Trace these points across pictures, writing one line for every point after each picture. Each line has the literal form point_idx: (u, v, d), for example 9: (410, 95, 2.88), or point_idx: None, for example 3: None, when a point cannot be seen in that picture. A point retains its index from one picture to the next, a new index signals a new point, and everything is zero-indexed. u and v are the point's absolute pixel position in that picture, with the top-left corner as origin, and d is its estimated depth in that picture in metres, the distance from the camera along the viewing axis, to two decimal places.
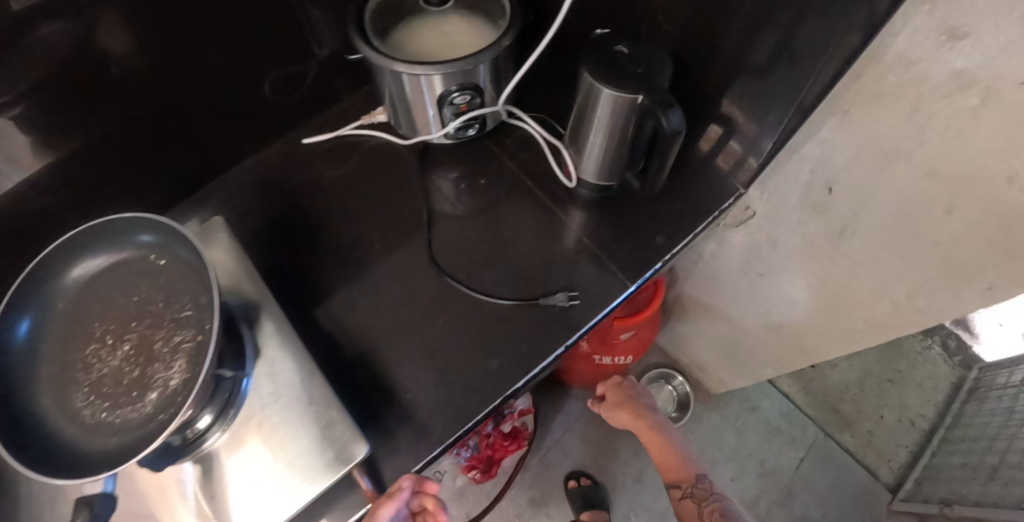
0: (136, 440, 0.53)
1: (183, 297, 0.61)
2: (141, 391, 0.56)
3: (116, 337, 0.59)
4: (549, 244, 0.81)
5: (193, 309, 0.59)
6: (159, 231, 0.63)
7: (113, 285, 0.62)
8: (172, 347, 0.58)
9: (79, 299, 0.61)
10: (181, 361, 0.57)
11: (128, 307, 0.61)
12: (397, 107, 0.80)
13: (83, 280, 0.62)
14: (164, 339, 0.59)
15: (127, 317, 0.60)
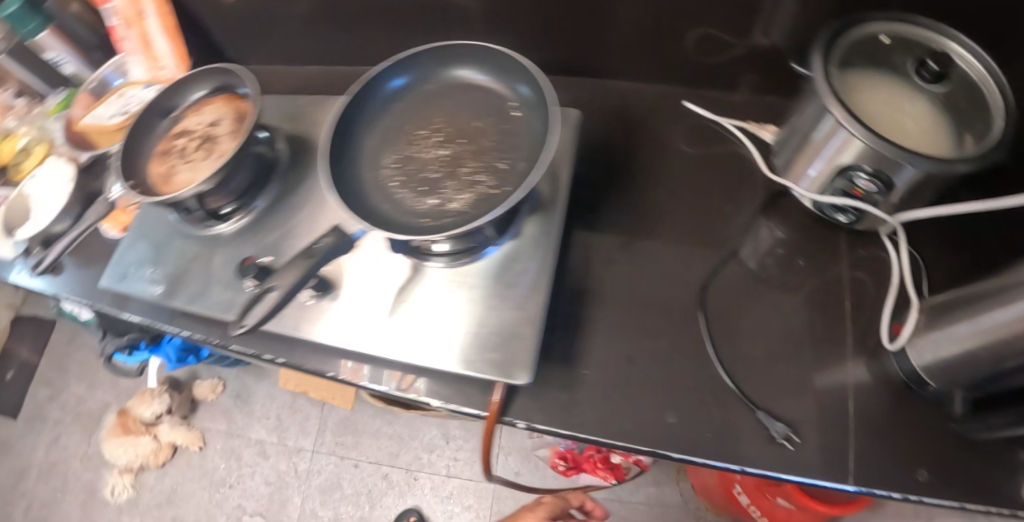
0: (406, 224, 0.57)
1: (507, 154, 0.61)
2: (428, 192, 0.59)
3: (443, 138, 0.63)
4: (795, 365, 0.68)
5: (502, 166, 0.60)
6: (531, 91, 0.61)
7: (463, 103, 0.65)
8: (470, 177, 0.60)
9: (438, 95, 0.65)
10: (470, 194, 0.59)
11: (460, 123, 0.63)
12: (797, 142, 0.72)
13: (438, 85, 0.66)
14: (467, 167, 0.61)
15: (460, 131, 0.63)
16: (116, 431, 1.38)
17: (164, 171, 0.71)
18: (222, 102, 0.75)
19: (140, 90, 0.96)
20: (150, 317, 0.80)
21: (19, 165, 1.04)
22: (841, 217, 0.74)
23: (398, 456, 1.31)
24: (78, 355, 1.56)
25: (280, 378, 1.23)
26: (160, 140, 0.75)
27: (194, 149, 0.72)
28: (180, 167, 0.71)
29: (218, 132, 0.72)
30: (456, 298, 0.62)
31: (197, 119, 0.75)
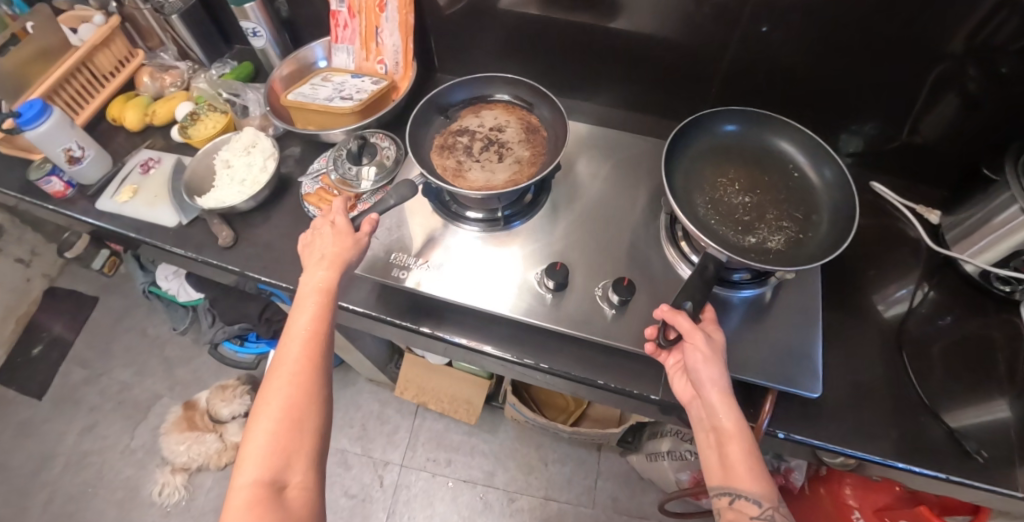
0: (741, 257, 0.68)
1: (798, 207, 0.72)
2: (746, 231, 0.70)
3: (746, 189, 0.74)
4: (966, 398, 0.79)
5: (805, 215, 0.71)
6: (831, 168, 0.73)
7: (756, 162, 0.76)
8: (775, 222, 0.71)
9: (733, 152, 0.77)
10: (780, 234, 0.70)
11: (756, 176, 0.75)
12: (967, 218, 0.85)
13: (731, 144, 0.78)
14: (767, 213, 0.72)
15: (759, 184, 0.74)
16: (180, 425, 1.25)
17: (452, 166, 0.72)
18: (505, 112, 0.78)
19: (348, 78, 0.92)
20: (379, 307, 0.77)
21: (196, 128, 0.96)
22: (999, 287, 0.84)
23: (496, 472, 1.20)
24: (125, 338, 1.40)
25: (397, 384, 1.13)
26: (439, 136, 0.76)
27: (482, 151, 0.74)
28: (471, 166, 0.73)
29: (508, 138, 0.75)
30: (733, 322, 0.72)
31: (477, 123, 0.77)
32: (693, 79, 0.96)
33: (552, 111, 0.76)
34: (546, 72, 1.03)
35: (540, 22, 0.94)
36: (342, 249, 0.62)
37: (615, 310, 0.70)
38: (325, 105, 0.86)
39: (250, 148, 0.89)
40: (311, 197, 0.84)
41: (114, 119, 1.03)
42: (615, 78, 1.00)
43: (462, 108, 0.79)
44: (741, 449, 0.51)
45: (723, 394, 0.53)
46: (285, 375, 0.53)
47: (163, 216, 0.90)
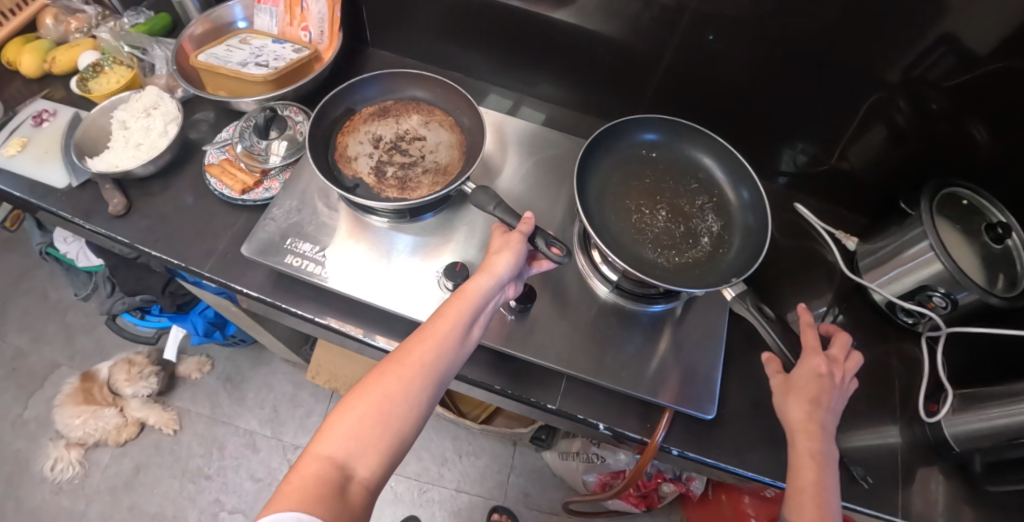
0: (717, 263, 0.69)
1: (686, 179, 0.75)
2: (667, 250, 0.69)
3: (652, 206, 0.72)
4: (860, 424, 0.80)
5: (700, 183, 0.74)
6: (748, 189, 0.72)
7: (631, 172, 0.74)
8: (700, 214, 0.72)
9: (635, 166, 0.74)
10: (712, 216, 0.72)
11: (648, 187, 0.73)
12: (878, 249, 0.86)
13: (615, 163, 0.74)
14: (681, 205, 0.73)
15: (654, 192, 0.73)
16: (76, 398, 1.17)
17: (429, 181, 0.65)
18: (348, 128, 0.68)
19: (267, 43, 0.85)
20: (277, 294, 0.73)
21: (98, 82, 0.88)
22: (903, 318, 0.86)
23: (409, 461, 1.17)
24: (23, 301, 1.30)
25: (308, 369, 1.08)
26: (383, 197, 0.64)
27: (409, 153, 0.67)
28: (428, 160, 0.67)
29: (392, 132, 0.68)
30: (641, 338, 0.70)
31: (365, 155, 0.66)
32: (635, 82, 0.93)
33: (366, 82, 0.70)
34: (487, 57, 0.98)
35: (482, 6, 0.89)
36: (505, 257, 0.57)
37: (516, 316, 0.69)
38: (238, 71, 0.80)
39: (151, 111, 0.79)
40: (212, 168, 0.77)
41: (7, 62, 0.93)
42: (557, 71, 0.96)
43: (338, 169, 0.65)
44: (829, 494, 0.54)
45: (807, 431, 0.56)
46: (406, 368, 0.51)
47: (52, 177, 0.83)
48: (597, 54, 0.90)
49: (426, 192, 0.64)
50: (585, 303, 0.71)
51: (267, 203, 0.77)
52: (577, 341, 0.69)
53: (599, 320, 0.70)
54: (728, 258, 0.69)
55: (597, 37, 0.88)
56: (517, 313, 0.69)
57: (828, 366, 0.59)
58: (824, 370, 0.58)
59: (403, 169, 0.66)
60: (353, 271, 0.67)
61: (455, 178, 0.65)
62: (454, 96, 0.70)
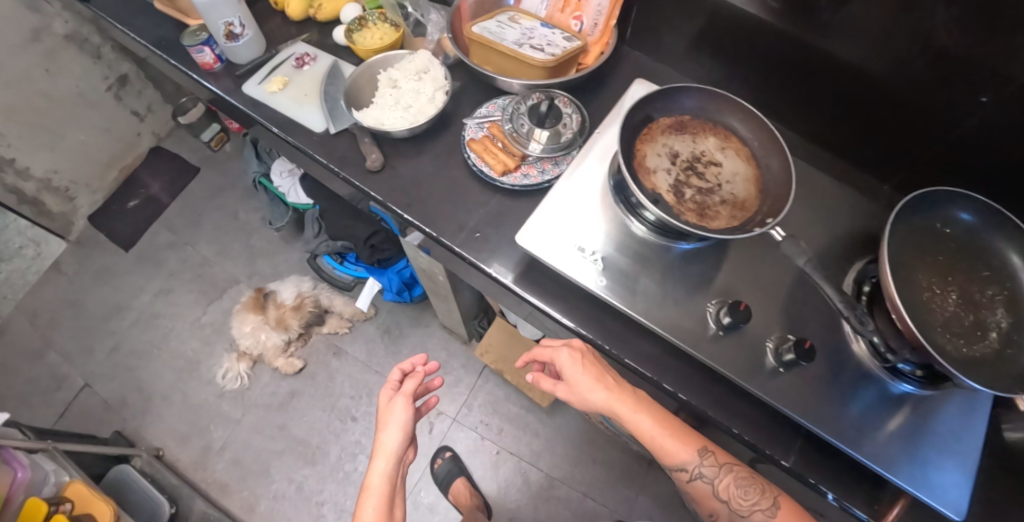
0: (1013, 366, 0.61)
1: (980, 264, 0.67)
2: (956, 336, 0.63)
3: (943, 287, 0.66)
4: None
5: (998, 271, 0.66)
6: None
7: (922, 244, 0.68)
8: (991, 305, 0.65)
9: (926, 238, 0.68)
10: (1003, 310, 0.65)
11: (939, 264, 0.67)
12: None
13: (909, 230, 0.68)
14: (976, 292, 0.66)
15: (944, 271, 0.67)
16: (248, 306, 1.28)
17: (725, 213, 0.63)
18: (649, 136, 0.64)
19: (535, 25, 0.83)
20: (519, 283, 0.72)
21: (363, 36, 0.89)
22: None
23: (541, 454, 1.20)
24: (214, 216, 1.44)
25: (478, 345, 1.12)
26: (682, 220, 0.61)
27: (706, 178, 0.64)
28: (723, 190, 0.64)
29: (690, 151, 0.65)
30: (904, 419, 0.64)
31: (664, 170, 0.63)
32: (893, 131, 0.82)
33: (676, 92, 0.66)
34: (741, 75, 0.92)
35: (748, 21, 0.83)
36: (393, 435, 0.71)
37: (779, 367, 0.66)
38: (516, 51, 0.77)
39: (422, 74, 0.79)
40: (474, 142, 0.77)
41: (274, 1, 0.96)
42: (809, 105, 0.89)
43: (639, 179, 0.62)
44: (666, 438, 0.70)
45: (630, 404, 0.70)
46: (379, 492, 0.67)
47: (311, 119, 0.84)
48: (850, 97, 0.82)
49: (721, 224, 0.62)
50: (842, 370, 0.67)
51: (521, 189, 0.75)
52: (830, 403, 0.65)
53: (856, 385, 0.66)
54: None
55: (852, 77, 0.79)
56: (782, 367, 0.66)
57: (573, 344, 0.74)
58: (575, 375, 0.72)
59: (701, 194, 0.63)
60: (627, 282, 0.67)
61: (754, 217, 0.62)
62: (758, 127, 0.66)
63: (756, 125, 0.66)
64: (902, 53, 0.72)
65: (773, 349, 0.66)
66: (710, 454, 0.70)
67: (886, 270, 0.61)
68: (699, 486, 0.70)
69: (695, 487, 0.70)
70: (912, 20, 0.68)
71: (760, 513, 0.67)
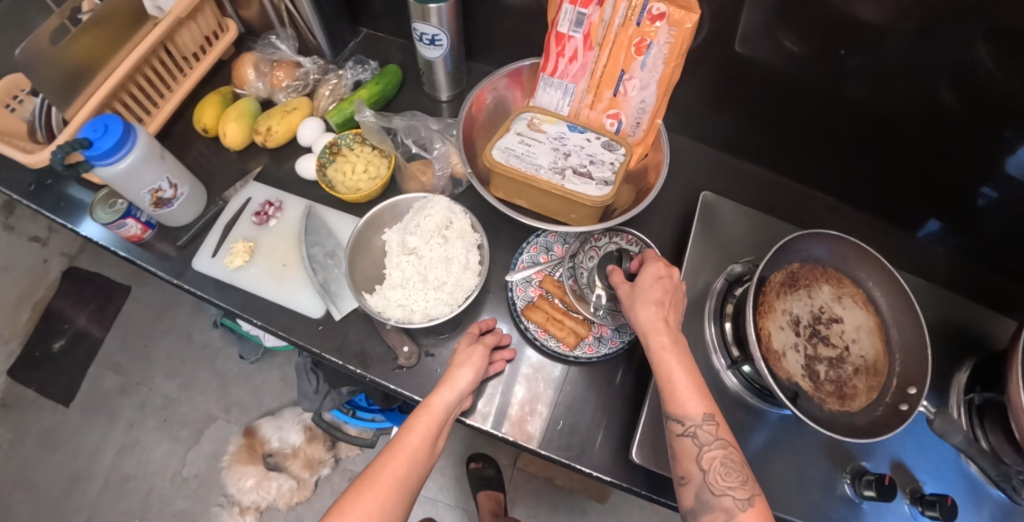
0: None
1: None
2: None
3: None
4: None
5: None
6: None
7: None
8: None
9: None
10: None
11: None
12: None
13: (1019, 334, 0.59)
14: None
15: None
16: (242, 457, 1.11)
17: (865, 385, 0.53)
18: (766, 307, 0.53)
19: (563, 129, 0.66)
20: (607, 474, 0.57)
21: (339, 171, 0.69)
22: None
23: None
24: (166, 342, 1.22)
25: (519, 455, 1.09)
26: (825, 410, 0.51)
27: (834, 342, 0.54)
28: (854, 353, 0.54)
29: (812, 312, 0.54)
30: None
31: (791, 348, 0.53)
32: (930, 192, 0.70)
33: (786, 242, 0.54)
34: (753, 141, 0.75)
35: (754, 80, 0.66)
36: (470, 371, 0.54)
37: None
38: (564, 186, 0.61)
39: (444, 231, 0.63)
40: (530, 309, 0.62)
41: (204, 129, 0.75)
42: (827, 162, 0.73)
43: (769, 369, 0.51)
44: (684, 370, 0.47)
45: (671, 340, 0.49)
46: (433, 417, 0.49)
47: (301, 300, 0.65)
48: (880, 154, 0.68)
49: (866, 404, 0.52)
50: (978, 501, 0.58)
51: (601, 359, 0.61)
52: None
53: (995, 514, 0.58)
54: None
55: (879, 130, 0.65)
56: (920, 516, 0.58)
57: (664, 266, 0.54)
58: (637, 286, 0.53)
59: (835, 367, 0.53)
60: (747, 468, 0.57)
61: (893, 383, 0.53)
62: (872, 262, 0.55)
63: (872, 265, 0.55)
64: (929, 90, 0.57)
65: (910, 500, 0.58)
66: (714, 423, 0.45)
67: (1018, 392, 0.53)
68: (686, 446, 0.45)
69: (679, 446, 0.46)
70: (951, 48, 0.52)
71: (726, 490, 0.43)
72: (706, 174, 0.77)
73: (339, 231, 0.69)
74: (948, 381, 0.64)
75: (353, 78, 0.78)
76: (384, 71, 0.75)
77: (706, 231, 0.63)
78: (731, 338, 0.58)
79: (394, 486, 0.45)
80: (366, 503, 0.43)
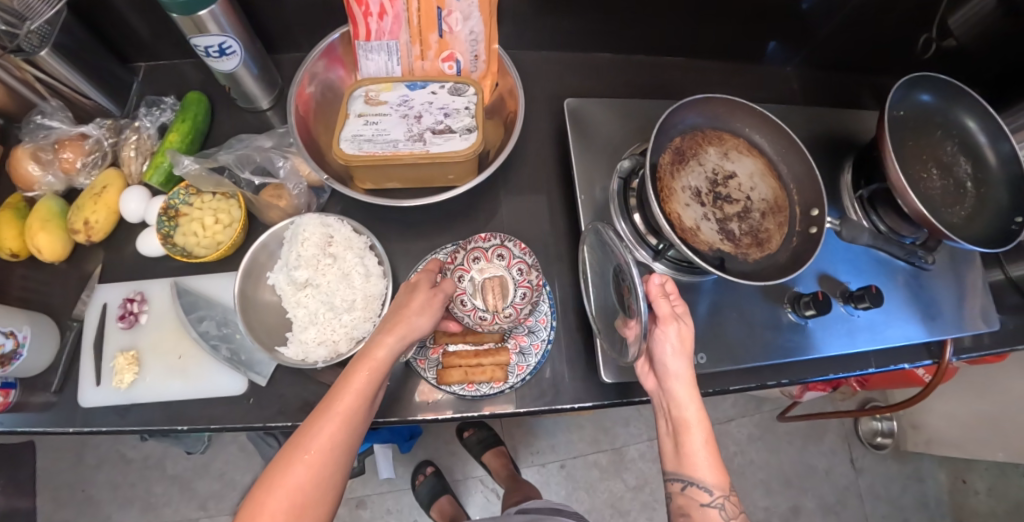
0: (989, 205, 0.69)
1: (934, 133, 0.72)
2: (952, 208, 0.69)
3: (923, 167, 0.71)
4: None
5: (944, 127, 0.72)
6: (974, 117, 0.71)
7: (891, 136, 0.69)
8: (954, 158, 0.71)
9: (893, 130, 0.70)
10: (963, 158, 0.71)
11: (907, 147, 0.71)
12: None
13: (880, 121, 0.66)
14: (941, 153, 0.72)
15: (918, 153, 0.71)
16: None
17: (773, 225, 0.59)
18: (671, 193, 0.56)
19: (403, 91, 0.60)
20: (597, 399, 0.57)
21: (188, 233, 0.60)
22: None
23: (599, 436, 1.08)
24: (104, 475, 1.03)
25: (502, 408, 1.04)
26: (751, 259, 0.57)
27: (735, 197, 0.59)
28: (754, 200, 0.59)
29: (708, 179, 0.59)
30: (938, 287, 0.71)
31: (703, 218, 0.57)
32: (758, 13, 0.72)
33: (664, 124, 0.57)
34: (590, 33, 0.72)
35: None
36: (425, 323, 0.50)
37: (851, 312, 0.66)
38: (426, 152, 0.56)
39: (329, 248, 0.57)
40: (444, 375, 0.55)
41: (10, 254, 0.63)
42: (666, 25, 0.72)
43: (695, 246, 0.55)
44: (701, 442, 0.46)
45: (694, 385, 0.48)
46: (376, 374, 0.46)
47: (218, 382, 0.59)
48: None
49: (780, 240, 0.58)
50: (885, 276, 0.69)
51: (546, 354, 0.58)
52: (887, 313, 0.68)
53: (893, 279, 0.69)
54: (996, 198, 0.70)
55: None
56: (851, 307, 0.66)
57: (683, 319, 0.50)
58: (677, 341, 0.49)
59: (744, 219, 0.58)
60: (706, 338, 0.61)
61: (795, 211, 0.59)
62: (741, 114, 0.61)
63: (740, 115, 0.61)
64: None
65: (843, 301, 0.66)
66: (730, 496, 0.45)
67: (896, 176, 0.61)
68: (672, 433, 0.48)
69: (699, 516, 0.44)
70: None
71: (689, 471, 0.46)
72: (561, 78, 0.74)
73: (222, 295, 0.62)
74: (837, 186, 0.73)
75: (155, 123, 0.67)
76: (183, 103, 0.65)
77: (583, 137, 0.62)
78: (644, 228, 0.58)
79: (331, 457, 0.42)
80: (300, 477, 0.41)
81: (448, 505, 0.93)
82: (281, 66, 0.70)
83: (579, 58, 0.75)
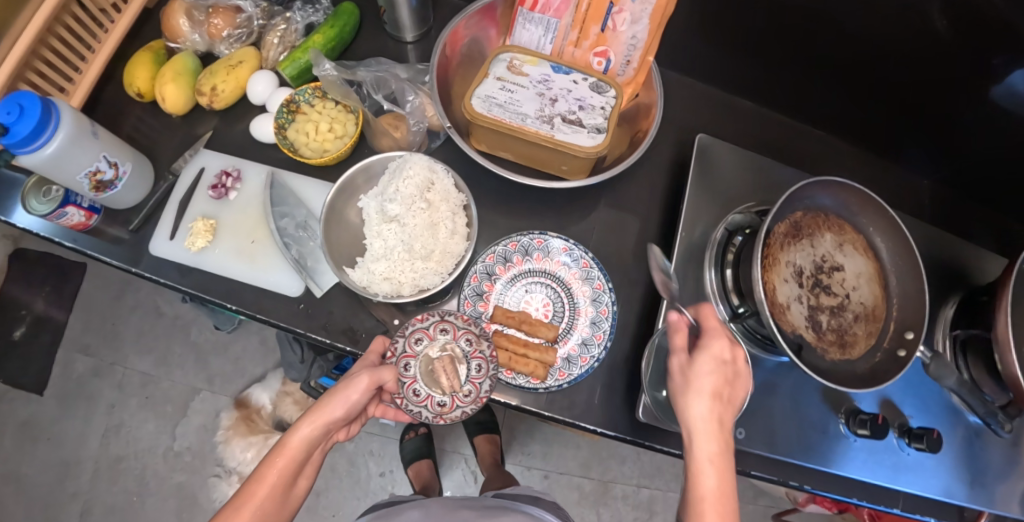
0: None
1: None
2: None
3: None
4: None
5: None
6: None
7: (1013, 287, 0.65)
8: None
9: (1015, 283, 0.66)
10: None
11: None
12: None
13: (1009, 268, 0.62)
14: None
15: None
16: (235, 430, 1.04)
17: (862, 333, 0.56)
18: (774, 262, 0.54)
19: (546, 70, 0.60)
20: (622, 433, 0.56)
21: (301, 131, 0.62)
22: None
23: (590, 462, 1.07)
24: (135, 318, 1.09)
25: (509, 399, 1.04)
26: (828, 357, 0.54)
27: (833, 291, 0.57)
28: (852, 300, 0.57)
29: (813, 262, 0.56)
30: (1000, 457, 0.66)
31: (796, 299, 0.55)
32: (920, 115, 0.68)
33: (793, 193, 0.55)
34: (742, 77, 0.70)
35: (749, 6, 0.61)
36: (336, 408, 0.46)
37: (902, 447, 0.63)
38: (550, 136, 0.55)
39: (427, 193, 0.58)
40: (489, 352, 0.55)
41: (137, 93, 0.66)
42: (821, 96, 0.69)
43: (779, 323, 0.52)
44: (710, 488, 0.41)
45: (717, 434, 0.42)
46: (289, 463, 0.44)
47: (276, 278, 0.61)
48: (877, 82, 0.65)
49: (863, 350, 0.55)
50: (948, 425, 0.65)
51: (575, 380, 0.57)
52: (937, 461, 0.64)
53: (957, 431, 0.66)
54: None
55: (875, 57, 0.62)
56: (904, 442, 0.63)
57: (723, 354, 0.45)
58: (693, 366, 0.45)
59: (835, 316, 0.56)
60: (750, 415, 0.59)
61: (889, 327, 0.57)
62: (871, 210, 0.58)
63: (869, 212, 0.58)
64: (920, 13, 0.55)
65: (898, 433, 0.63)
66: None
67: (1006, 331, 0.57)
68: None
69: None
70: None
71: None
72: (697, 111, 0.72)
73: (309, 199, 0.63)
74: (934, 317, 0.69)
75: (304, 20, 0.69)
76: (336, 10, 0.66)
77: (703, 176, 0.61)
78: (731, 286, 0.56)
79: None
80: None
81: (427, 470, 0.94)
82: (437, 6, 0.70)
83: (720, 98, 0.73)
